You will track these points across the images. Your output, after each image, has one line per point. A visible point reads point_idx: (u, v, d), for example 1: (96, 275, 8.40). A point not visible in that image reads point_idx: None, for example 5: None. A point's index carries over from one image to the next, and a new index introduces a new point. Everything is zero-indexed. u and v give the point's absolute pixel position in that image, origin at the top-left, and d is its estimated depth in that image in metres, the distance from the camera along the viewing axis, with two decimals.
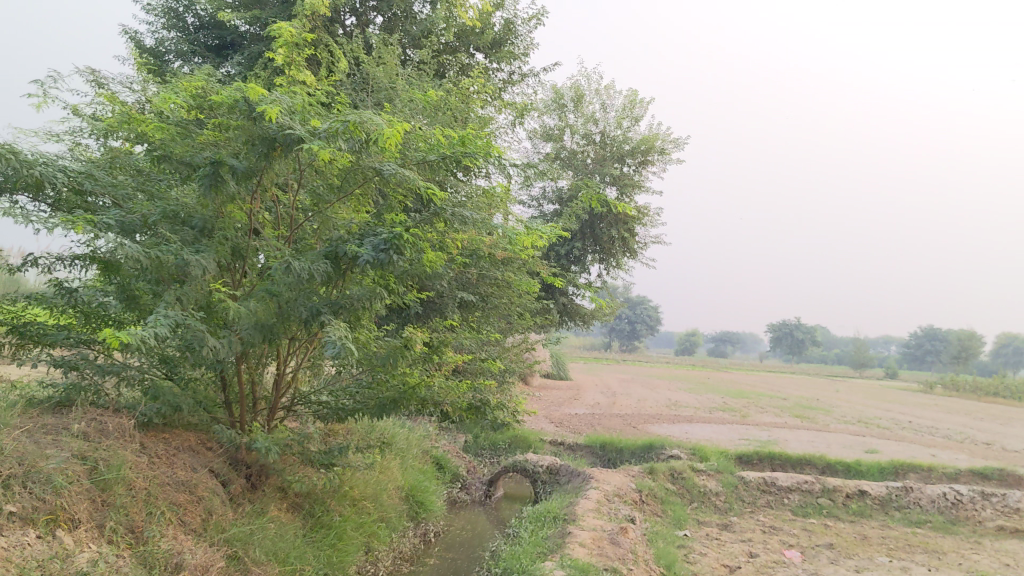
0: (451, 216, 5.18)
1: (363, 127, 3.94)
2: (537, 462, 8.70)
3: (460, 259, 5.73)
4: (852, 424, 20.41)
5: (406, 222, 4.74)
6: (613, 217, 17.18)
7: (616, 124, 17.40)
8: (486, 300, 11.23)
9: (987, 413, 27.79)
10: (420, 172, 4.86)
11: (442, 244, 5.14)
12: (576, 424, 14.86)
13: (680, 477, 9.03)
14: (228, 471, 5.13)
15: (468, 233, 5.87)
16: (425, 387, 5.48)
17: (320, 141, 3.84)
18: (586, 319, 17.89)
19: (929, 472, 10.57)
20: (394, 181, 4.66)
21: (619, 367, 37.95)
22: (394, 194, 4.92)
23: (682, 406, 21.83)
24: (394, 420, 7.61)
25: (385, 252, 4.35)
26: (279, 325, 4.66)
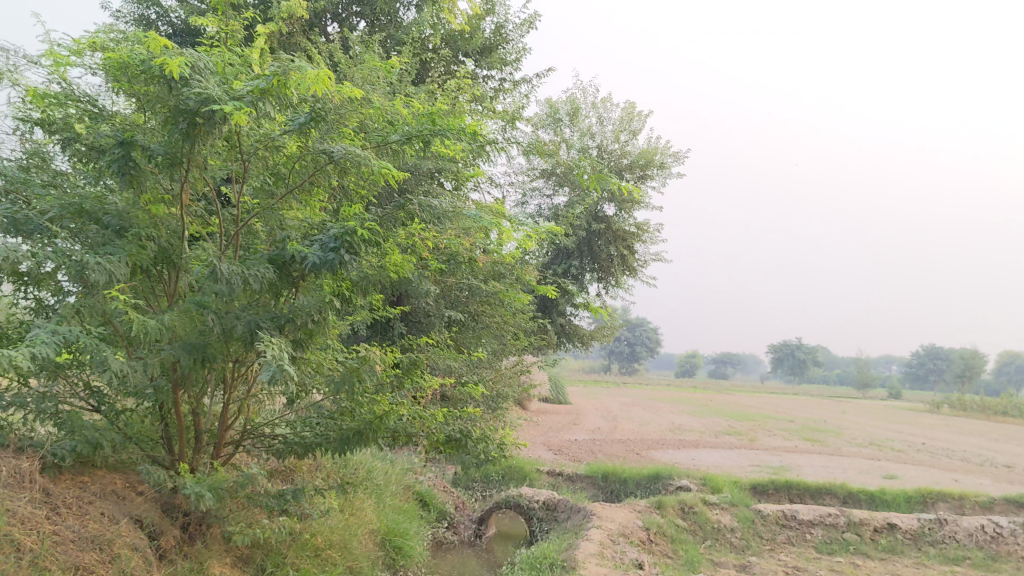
0: (423, 211, 4.38)
1: (292, 85, 3.17)
2: (532, 497, 7.89)
3: (436, 263, 4.92)
4: (865, 448, 19.54)
5: (365, 216, 3.92)
6: (611, 234, 16.41)
7: (614, 137, 16.70)
8: (477, 320, 10.42)
9: (998, 435, 26.89)
10: (383, 158, 4.06)
11: (412, 245, 4.33)
12: (576, 451, 13.98)
13: (691, 512, 8.18)
14: (160, 521, 4.30)
15: (444, 235, 5.07)
16: (395, 417, 4.64)
17: (237, 105, 3.07)
18: (586, 340, 17.08)
19: (961, 501, 9.73)
20: (351, 167, 3.87)
21: (620, 390, 36.97)
22: (352, 182, 4.12)
23: (687, 430, 20.93)
24: (370, 453, 6.77)
25: (334, 252, 3.53)
26: (214, 344, 3.84)
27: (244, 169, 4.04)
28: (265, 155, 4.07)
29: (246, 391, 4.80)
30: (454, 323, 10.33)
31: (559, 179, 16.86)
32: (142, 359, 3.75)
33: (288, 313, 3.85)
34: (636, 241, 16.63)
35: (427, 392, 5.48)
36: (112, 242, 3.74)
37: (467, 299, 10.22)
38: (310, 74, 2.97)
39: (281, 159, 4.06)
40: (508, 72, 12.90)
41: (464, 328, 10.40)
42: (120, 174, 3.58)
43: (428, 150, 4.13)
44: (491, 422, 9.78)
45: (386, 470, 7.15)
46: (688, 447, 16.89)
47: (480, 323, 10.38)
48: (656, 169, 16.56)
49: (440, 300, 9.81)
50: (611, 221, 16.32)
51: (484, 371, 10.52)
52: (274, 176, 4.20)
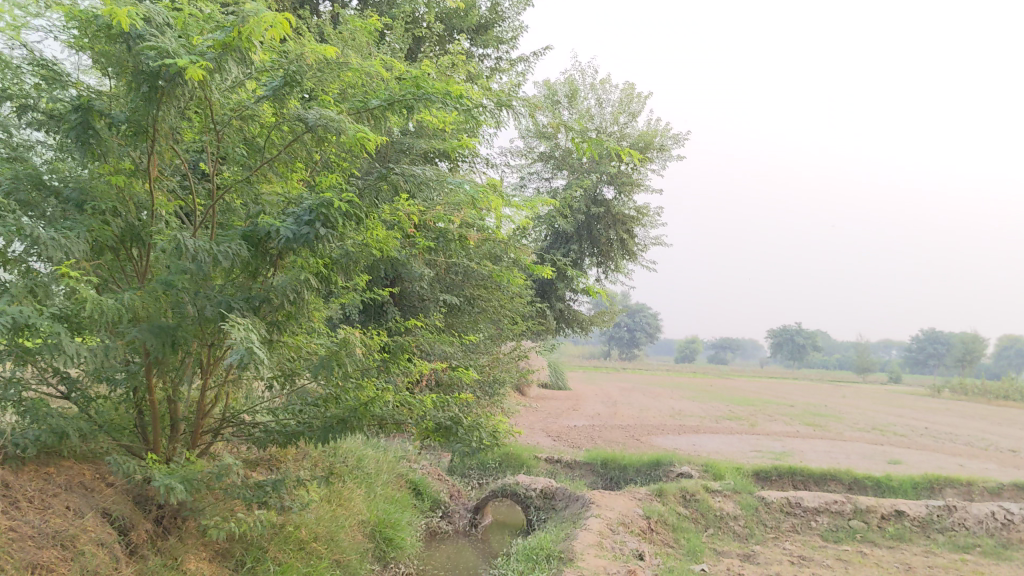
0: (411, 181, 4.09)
1: (253, 39, 2.90)
2: (528, 485, 7.65)
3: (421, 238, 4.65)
4: (868, 432, 19.33)
5: (344, 188, 3.65)
6: (610, 217, 16.13)
7: (613, 119, 16.39)
8: (472, 304, 10.17)
9: (1000, 419, 26.70)
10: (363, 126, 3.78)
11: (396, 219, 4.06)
12: (574, 437, 13.75)
13: (693, 500, 7.94)
14: (132, 515, 4.07)
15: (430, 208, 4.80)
16: (381, 403, 4.37)
17: (193, 60, 2.81)
18: (585, 325, 16.82)
19: (968, 487, 9.51)
20: (328, 136, 3.60)
21: (619, 376, 36.74)
22: (331, 152, 3.85)
23: (687, 416, 20.70)
24: (359, 441, 6.52)
25: (309, 225, 3.25)
26: (183, 327, 3.58)
27: (217, 139, 3.77)
28: (240, 124, 3.80)
29: (224, 376, 4.54)
30: (449, 308, 10.08)
31: (557, 162, 16.58)
32: (106, 342, 3.49)
33: (264, 292, 3.58)
34: (635, 225, 16.36)
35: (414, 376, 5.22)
36: (73, 217, 3.49)
37: (462, 283, 9.96)
38: (270, 23, 2.70)
39: (257, 125, 3.79)
40: (504, 51, 12.58)
41: (459, 312, 10.14)
42: (78, 143, 3.34)
43: (411, 117, 3.84)
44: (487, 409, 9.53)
45: (378, 458, 6.92)
46: (688, 433, 16.66)
47: (475, 308, 10.13)
48: (656, 151, 16.26)
49: (435, 284, 9.55)
50: (610, 205, 16.05)
51: (480, 357, 10.26)
52: (249, 147, 3.94)
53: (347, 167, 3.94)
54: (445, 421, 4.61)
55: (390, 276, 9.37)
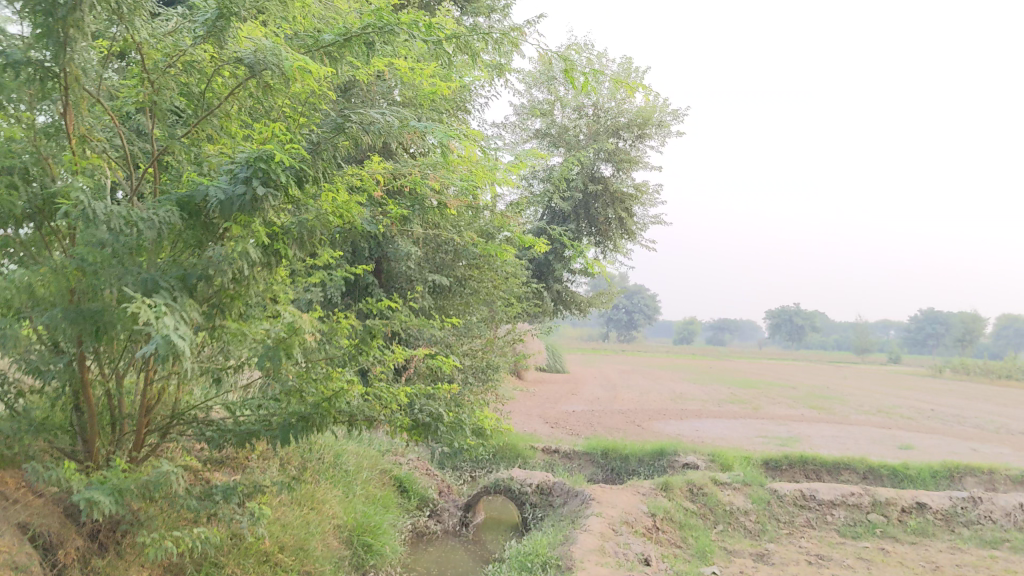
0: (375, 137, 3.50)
1: None
2: (524, 481, 7.12)
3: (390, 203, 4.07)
4: (874, 415, 18.84)
5: (292, 141, 3.06)
6: (609, 196, 15.56)
7: (610, 94, 15.74)
8: (464, 285, 9.62)
9: (1005, 399, 26.23)
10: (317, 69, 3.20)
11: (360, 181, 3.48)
12: (572, 424, 13.22)
13: (700, 493, 7.39)
14: (60, 530, 3.53)
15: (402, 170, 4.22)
16: (348, 398, 3.79)
17: None
18: (583, 307, 16.27)
19: (990, 476, 8.99)
20: (272, 80, 3.01)
21: (618, 358, 36.20)
22: (281, 101, 3.26)
23: (689, 399, 20.17)
24: (333, 437, 5.96)
25: (245, 184, 2.66)
26: (103, 310, 2.99)
27: (153, 89, 3.20)
28: (181, 73, 3.24)
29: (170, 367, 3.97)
30: (439, 289, 9.52)
31: (553, 140, 15.96)
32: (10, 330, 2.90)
33: (201, 269, 2.98)
34: (635, 203, 15.78)
35: (390, 365, 4.64)
36: None
37: (452, 263, 9.41)
38: None
39: (199, 73, 3.22)
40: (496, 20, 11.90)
41: (450, 293, 9.59)
42: None
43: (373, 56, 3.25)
44: (478, 398, 8.98)
45: (359, 452, 6.41)
46: (690, 417, 16.14)
47: (466, 289, 9.58)
48: (655, 127, 15.64)
49: (422, 264, 8.98)
50: (609, 182, 15.48)
51: (473, 342, 9.72)
52: (188, 99, 3.36)
53: (301, 119, 3.35)
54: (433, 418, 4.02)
55: (376, 255, 8.81)
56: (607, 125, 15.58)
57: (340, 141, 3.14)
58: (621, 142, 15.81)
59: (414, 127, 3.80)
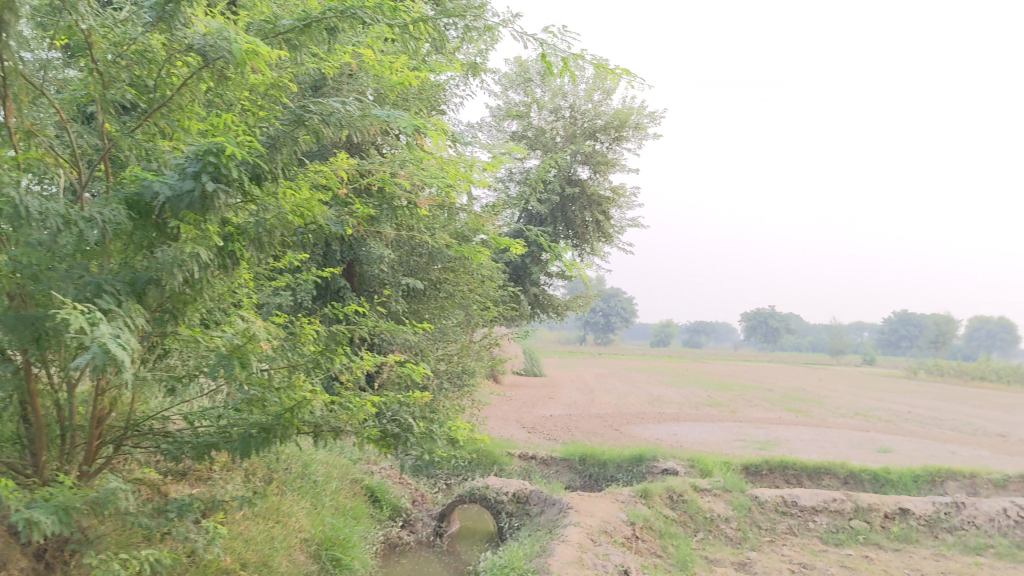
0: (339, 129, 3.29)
1: None
2: (500, 490, 6.94)
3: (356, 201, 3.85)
4: (851, 417, 18.85)
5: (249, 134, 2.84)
6: (586, 198, 15.41)
7: (587, 95, 15.61)
8: (439, 289, 9.41)
9: (980, 401, 26.37)
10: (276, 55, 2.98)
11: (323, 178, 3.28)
12: (549, 429, 13.05)
13: (681, 500, 7.23)
14: (2, 551, 3.29)
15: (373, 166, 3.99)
16: (311, 409, 3.57)
17: None
18: (560, 310, 16.11)
19: (972, 480, 8.91)
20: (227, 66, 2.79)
21: (596, 361, 36.08)
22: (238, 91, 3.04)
23: (666, 402, 20.07)
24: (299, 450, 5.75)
25: (194, 180, 2.45)
26: (42, 313, 2.75)
27: (102, 79, 2.97)
28: (133, 61, 3.01)
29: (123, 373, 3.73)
30: (413, 293, 9.31)
31: (529, 143, 15.79)
32: None
33: (151, 272, 2.75)
34: (612, 206, 15.64)
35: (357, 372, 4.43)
36: None
37: (427, 266, 9.20)
38: None
39: (151, 61, 3.00)
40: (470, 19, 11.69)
41: (424, 297, 9.37)
42: None
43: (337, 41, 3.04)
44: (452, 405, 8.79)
45: (328, 462, 6.20)
46: (668, 421, 16.01)
47: (441, 293, 9.37)
48: (632, 129, 15.51)
49: (395, 266, 8.78)
50: (586, 185, 15.34)
51: (448, 346, 9.51)
52: (138, 88, 3.13)
53: (259, 111, 3.13)
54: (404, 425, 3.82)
55: (348, 258, 8.61)
56: (584, 127, 15.45)
57: (301, 134, 2.92)
58: (598, 145, 15.68)
59: (382, 119, 3.58)
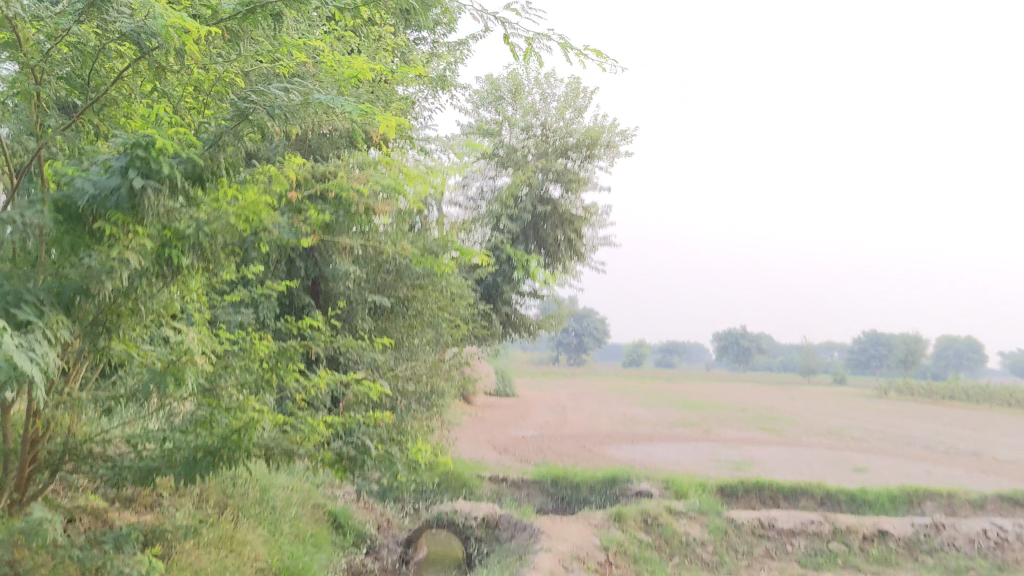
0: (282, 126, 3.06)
1: None
2: (469, 513, 6.73)
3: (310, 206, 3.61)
4: (824, 436, 18.78)
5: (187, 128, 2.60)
6: (558, 217, 15.24)
7: (558, 114, 15.48)
8: (407, 307, 9.18)
9: (951, 420, 26.46)
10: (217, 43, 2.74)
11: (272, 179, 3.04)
12: (521, 450, 12.82)
13: (655, 524, 7.01)
14: None
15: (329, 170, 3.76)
16: (259, 429, 3.32)
17: None
18: (533, 330, 15.92)
19: (949, 501, 8.79)
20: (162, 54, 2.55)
21: (568, 381, 35.87)
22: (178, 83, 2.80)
23: (639, 422, 19.90)
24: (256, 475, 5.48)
25: (120, 176, 2.21)
26: None
27: (28, 72, 2.72)
28: (65, 55, 2.76)
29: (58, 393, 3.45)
30: (379, 310, 9.06)
31: (501, 161, 15.62)
32: None
33: (79, 281, 2.50)
34: (585, 225, 15.49)
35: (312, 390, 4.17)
36: None
37: (395, 282, 8.96)
38: None
39: (83, 55, 2.74)
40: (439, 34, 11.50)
41: (392, 314, 9.13)
42: None
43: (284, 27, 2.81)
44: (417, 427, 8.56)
45: (288, 487, 5.93)
46: (641, 441, 15.82)
47: (409, 310, 9.13)
48: (604, 148, 15.37)
49: (361, 284, 8.54)
50: (558, 203, 15.18)
51: (416, 365, 9.27)
52: (69, 82, 2.87)
53: (201, 106, 2.89)
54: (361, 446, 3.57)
55: (313, 275, 8.36)
56: (555, 146, 15.31)
57: (244, 129, 2.70)
58: (570, 163, 15.48)
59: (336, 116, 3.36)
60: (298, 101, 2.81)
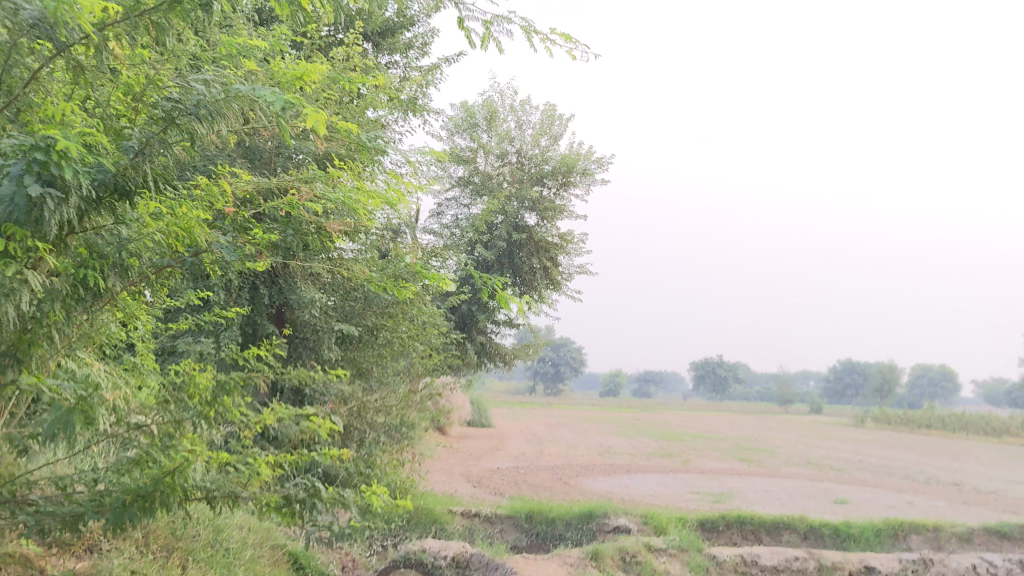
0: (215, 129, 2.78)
1: None
2: (438, 553, 6.35)
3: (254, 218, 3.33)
4: (803, 467, 18.59)
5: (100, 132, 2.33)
6: (533, 244, 15.01)
7: (534, 140, 15.31)
8: (376, 335, 8.88)
9: (928, 449, 26.42)
10: (135, 35, 2.47)
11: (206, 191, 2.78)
12: (496, 483, 12.49)
13: (633, 562, 6.69)
14: None
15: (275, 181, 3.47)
16: (194, 466, 3.02)
17: None
18: (508, 359, 15.64)
19: (935, 533, 8.57)
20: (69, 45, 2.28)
21: (544, 411, 35.47)
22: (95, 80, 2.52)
23: (617, 453, 19.59)
24: (206, 514, 5.14)
25: (19, 184, 1.94)
26: None
27: None
28: None
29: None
30: (347, 339, 8.74)
31: (476, 189, 15.40)
32: None
33: None
34: (560, 253, 15.27)
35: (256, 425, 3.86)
36: None
37: (362, 310, 8.67)
38: None
39: None
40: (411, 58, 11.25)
41: (361, 343, 8.84)
42: None
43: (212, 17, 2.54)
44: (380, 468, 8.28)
45: (243, 526, 5.59)
46: (618, 473, 15.52)
47: (379, 339, 8.82)
48: (580, 175, 15.17)
49: (327, 310, 8.25)
50: (533, 231, 14.96)
51: (387, 396, 8.90)
52: None
53: (123, 107, 2.61)
54: (315, 487, 3.25)
55: (278, 301, 8.09)
56: (531, 173, 15.14)
57: (171, 133, 2.45)
58: (545, 190, 15.35)
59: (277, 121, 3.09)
60: (224, 97, 2.55)
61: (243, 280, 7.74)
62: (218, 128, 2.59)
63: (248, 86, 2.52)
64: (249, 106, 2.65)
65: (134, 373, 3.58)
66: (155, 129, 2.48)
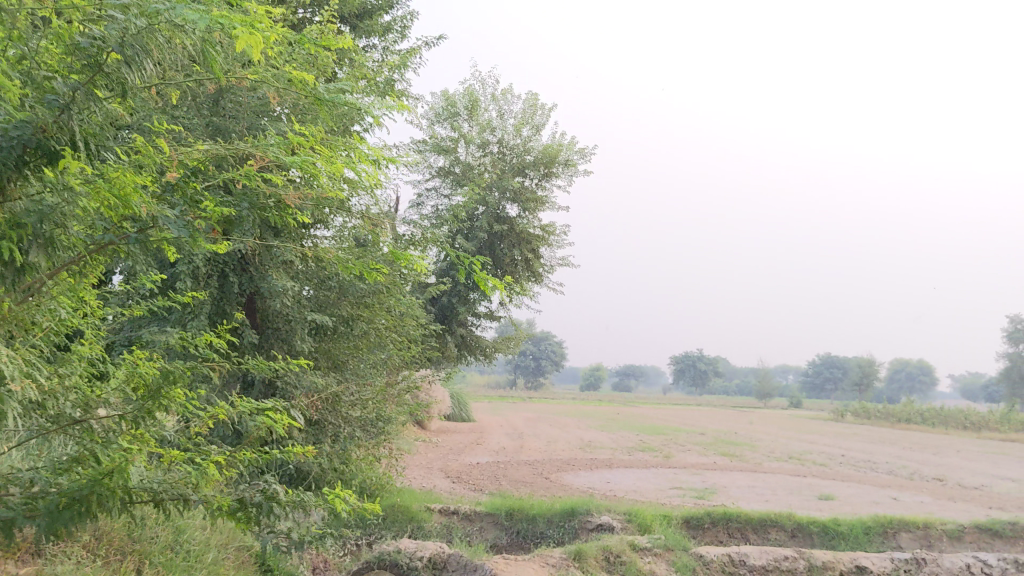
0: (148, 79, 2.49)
1: None
2: (413, 553, 6.05)
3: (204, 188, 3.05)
4: (786, 462, 18.45)
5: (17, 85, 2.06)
6: (515, 236, 14.71)
7: (515, 130, 15.01)
8: (351, 326, 8.57)
9: (909, 444, 26.40)
10: None
11: (144, 153, 2.50)
12: (475, 478, 12.23)
13: (617, 562, 6.43)
14: None
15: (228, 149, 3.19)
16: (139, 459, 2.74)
17: None
18: (489, 353, 15.34)
19: (925, 531, 8.36)
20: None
21: (524, 405, 35.18)
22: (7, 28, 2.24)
23: (598, 448, 19.34)
24: (166, 517, 4.83)
25: None
26: None
27: None
28: None
29: None
30: (321, 330, 8.41)
31: (456, 179, 15.06)
32: None
33: None
34: (541, 245, 14.97)
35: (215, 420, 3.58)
36: None
37: (336, 299, 8.34)
38: None
39: None
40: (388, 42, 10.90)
41: (335, 334, 8.52)
42: None
43: None
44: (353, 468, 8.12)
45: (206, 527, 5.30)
46: (600, 468, 15.28)
47: (354, 330, 8.51)
48: (562, 166, 14.91)
49: (299, 300, 7.92)
50: (514, 222, 14.65)
51: (362, 389, 8.53)
52: None
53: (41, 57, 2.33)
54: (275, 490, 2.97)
55: (248, 290, 7.78)
56: (512, 164, 14.86)
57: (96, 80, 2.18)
58: (526, 181, 15.09)
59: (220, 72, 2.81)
60: (155, 37, 2.28)
61: (210, 267, 7.44)
62: (147, 71, 2.32)
63: (169, 8, 2.22)
64: (178, 41, 2.38)
65: (80, 365, 3.29)
66: (81, 79, 2.20)
